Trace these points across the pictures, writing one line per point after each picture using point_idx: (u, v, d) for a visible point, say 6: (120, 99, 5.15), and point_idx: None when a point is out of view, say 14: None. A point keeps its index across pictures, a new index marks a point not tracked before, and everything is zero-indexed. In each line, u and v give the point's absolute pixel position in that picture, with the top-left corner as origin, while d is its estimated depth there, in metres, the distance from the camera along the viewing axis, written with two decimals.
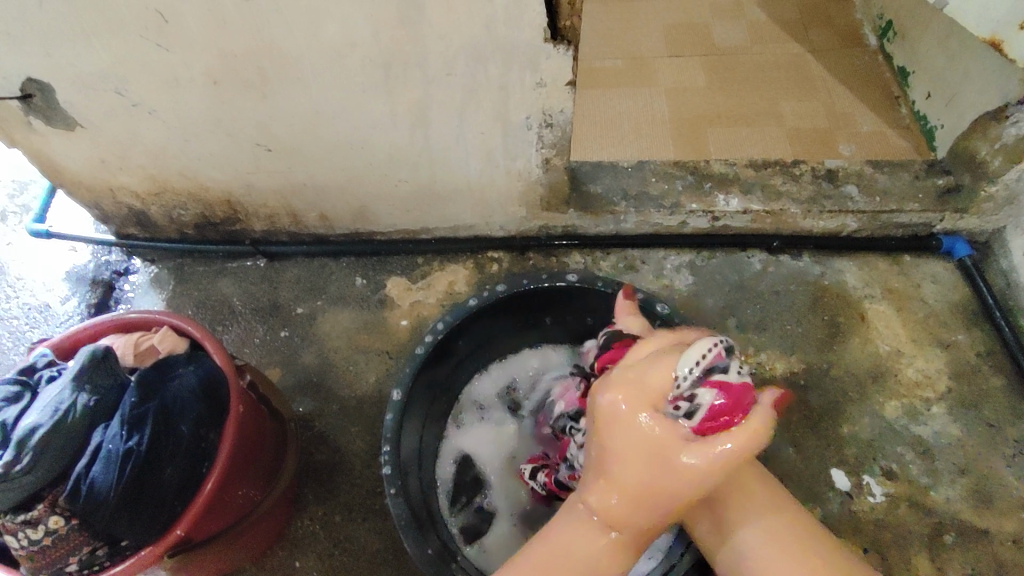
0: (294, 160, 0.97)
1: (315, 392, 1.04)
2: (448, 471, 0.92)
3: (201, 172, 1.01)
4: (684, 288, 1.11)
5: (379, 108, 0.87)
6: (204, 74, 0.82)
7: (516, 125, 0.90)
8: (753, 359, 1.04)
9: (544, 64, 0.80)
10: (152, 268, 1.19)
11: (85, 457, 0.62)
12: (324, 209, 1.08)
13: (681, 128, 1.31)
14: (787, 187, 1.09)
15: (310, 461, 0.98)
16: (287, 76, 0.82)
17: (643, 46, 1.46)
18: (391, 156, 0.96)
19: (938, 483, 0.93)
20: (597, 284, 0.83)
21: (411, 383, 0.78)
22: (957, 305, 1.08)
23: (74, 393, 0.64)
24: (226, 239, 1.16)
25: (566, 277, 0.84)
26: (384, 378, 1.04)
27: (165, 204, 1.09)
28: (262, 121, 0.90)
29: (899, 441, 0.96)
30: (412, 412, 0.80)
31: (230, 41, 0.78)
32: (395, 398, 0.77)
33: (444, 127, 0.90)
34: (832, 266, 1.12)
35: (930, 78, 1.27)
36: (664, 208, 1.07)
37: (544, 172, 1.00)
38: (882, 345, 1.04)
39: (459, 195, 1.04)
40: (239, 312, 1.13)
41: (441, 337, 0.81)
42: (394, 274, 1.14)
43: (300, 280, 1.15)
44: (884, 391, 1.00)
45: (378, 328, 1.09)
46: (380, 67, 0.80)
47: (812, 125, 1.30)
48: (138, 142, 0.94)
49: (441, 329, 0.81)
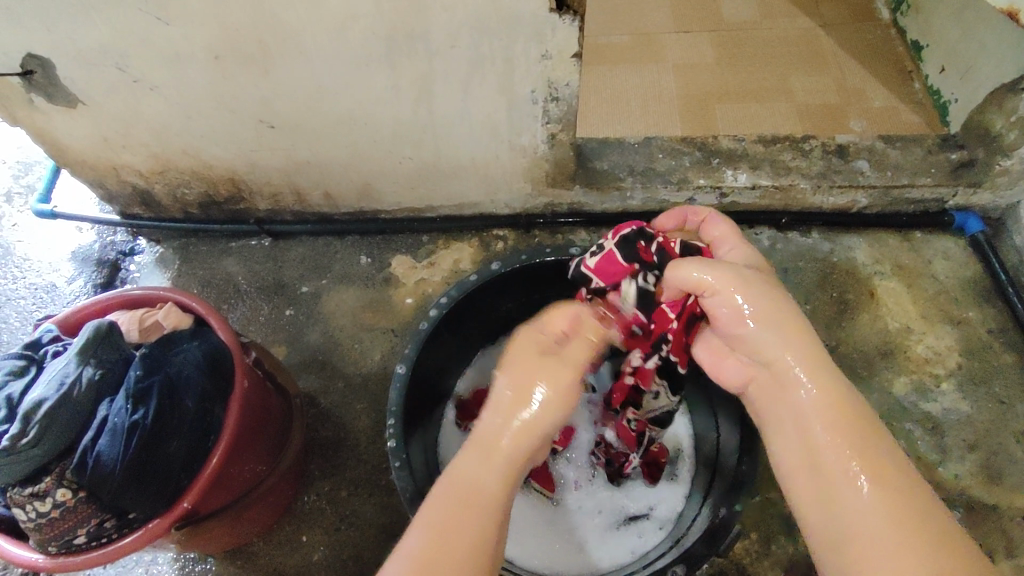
0: (297, 137, 0.96)
1: (321, 370, 1.04)
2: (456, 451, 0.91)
3: (204, 150, 1.00)
4: None
5: (382, 83, 0.86)
6: (205, 49, 0.81)
7: (521, 100, 0.89)
8: None
9: (550, 35, 0.78)
10: (157, 247, 1.19)
11: (91, 430, 0.62)
12: (328, 187, 1.08)
13: (689, 104, 1.29)
14: (796, 162, 1.07)
15: (317, 437, 0.98)
16: (289, 51, 0.81)
17: (651, 21, 1.43)
18: (395, 133, 0.95)
19: (946, 460, 0.92)
20: None
21: (416, 358, 0.78)
22: (969, 281, 1.06)
23: (79, 367, 0.64)
24: (230, 218, 1.16)
25: (569, 252, 0.83)
26: (389, 356, 1.04)
27: (169, 183, 1.08)
28: (264, 97, 0.89)
29: (908, 418, 0.95)
30: (417, 386, 0.80)
31: (231, 14, 0.76)
32: (400, 372, 0.77)
33: (448, 102, 0.89)
34: (841, 242, 1.10)
35: (944, 51, 1.24)
36: (671, 183, 1.06)
37: (549, 148, 0.98)
38: (892, 322, 1.03)
39: (464, 172, 1.03)
40: (244, 291, 1.13)
41: (446, 311, 0.80)
42: (399, 252, 1.14)
43: (305, 259, 1.14)
44: (893, 367, 0.99)
45: (383, 306, 1.09)
46: (383, 41, 0.79)
47: (823, 100, 1.28)
48: (140, 120, 0.94)
49: (445, 303, 0.80)
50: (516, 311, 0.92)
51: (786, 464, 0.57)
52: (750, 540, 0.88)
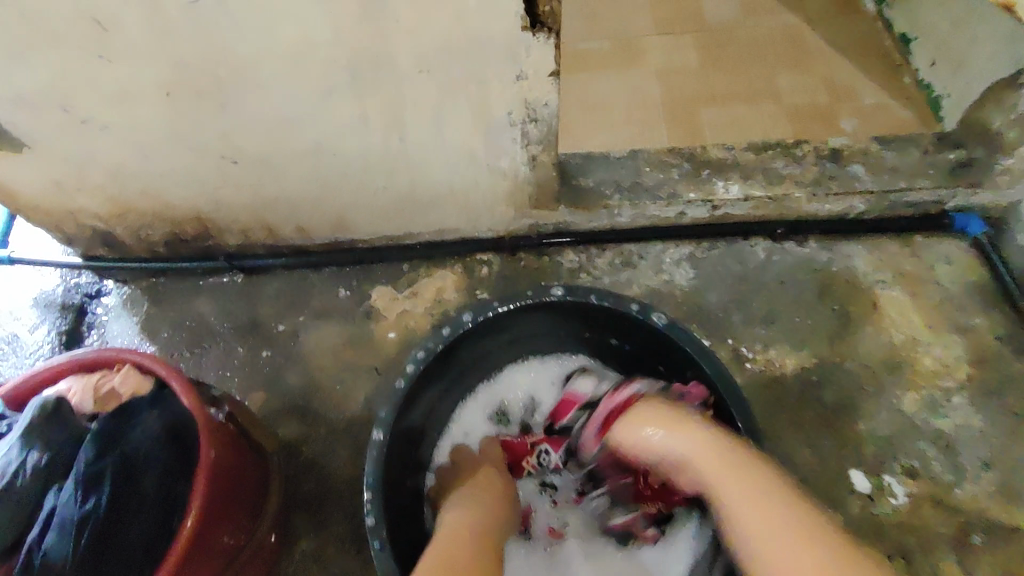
0: (262, 172, 0.91)
1: (301, 416, 0.98)
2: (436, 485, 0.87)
3: (165, 189, 0.94)
4: (686, 282, 1.05)
5: (348, 113, 0.80)
6: (155, 86, 0.75)
7: (498, 123, 0.84)
8: (761, 357, 0.98)
9: (524, 55, 0.73)
10: (125, 288, 1.14)
11: (38, 524, 0.57)
12: (300, 221, 1.02)
13: (674, 110, 1.24)
14: (789, 170, 1.03)
15: (299, 490, 0.92)
16: (244, 84, 0.76)
17: (630, 25, 1.38)
18: (366, 163, 0.89)
19: (962, 480, 0.88)
20: (588, 299, 0.77)
21: (393, 422, 0.72)
22: (974, 286, 1.02)
23: (22, 453, 0.59)
24: (199, 256, 1.10)
25: (552, 294, 0.78)
26: (373, 397, 0.99)
27: (130, 224, 1.02)
28: (223, 133, 0.83)
29: (919, 437, 0.91)
30: (395, 450, 0.74)
31: (179, 47, 0.70)
32: (377, 437, 0.70)
33: (419, 129, 0.84)
34: (839, 251, 1.06)
35: (934, 44, 1.20)
36: (660, 199, 1.01)
37: (531, 171, 0.93)
38: (896, 334, 0.98)
39: (442, 199, 0.98)
40: (217, 333, 1.07)
41: (424, 365, 0.75)
42: (379, 283, 1.08)
43: (280, 295, 1.09)
44: (901, 383, 0.95)
45: (364, 343, 1.03)
46: (344, 69, 0.73)
47: (812, 101, 1.23)
48: (93, 162, 0.88)
49: (422, 357, 0.75)
50: (497, 353, 0.88)
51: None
52: None
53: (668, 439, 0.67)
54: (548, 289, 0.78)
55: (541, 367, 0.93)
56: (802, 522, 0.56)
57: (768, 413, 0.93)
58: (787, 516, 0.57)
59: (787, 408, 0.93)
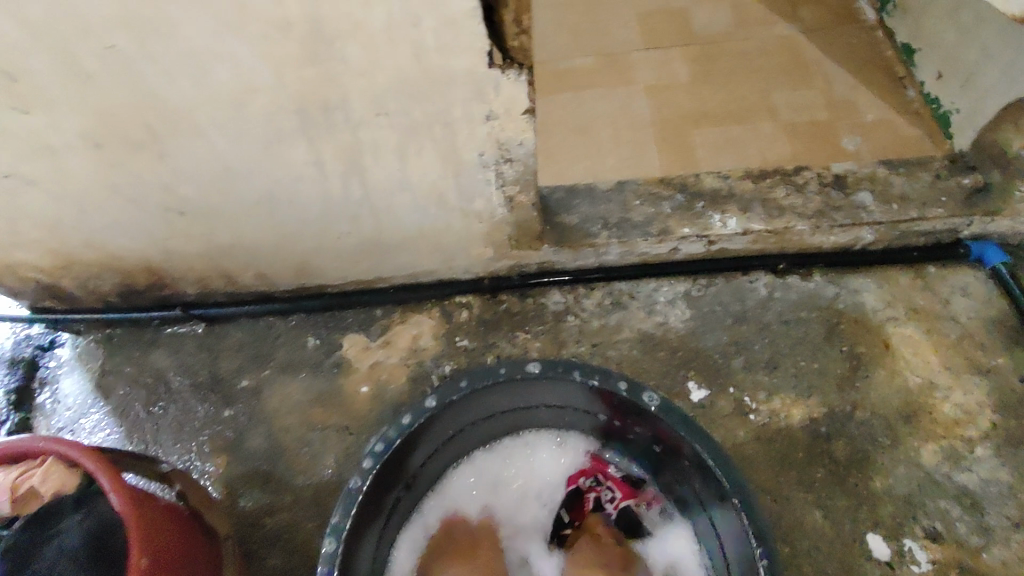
0: (214, 221, 0.83)
1: (264, 483, 0.89)
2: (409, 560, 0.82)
3: (108, 241, 0.86)
4: (681, 324, 0.97)
5: (300, 158, 0.72)
6: (81, 136, 0.68)
7: (468, 165, 0.76)
8: (767, 405, 0.89)
9: (492, 94, 0.65)
10: (78, 340, 1.05)
11: None
12: (261, 268, 0.94)
13: (665, 131, 1.15)
14: (790, 201, 0.95)
15: (262, 568, 0.84)
16: (181, 130, 0.68)
17: (617, 40, 1.30)
18: (326, 209, 0.81)
19: (990, 543, 0.79)
20: (569, 374, 0.73)
21: (348, 527, 0.67)
22: (994, 321, 0.94)
23: None
24: (157, 305, 1.02)
25: (528, 369, 0.73)
26: (343, 460, 0.90)
27: (77, 276, 0.94)
28: (164, 183, 0.75)
29: (942, 495, 0.82)
30: (355, 549, 0.69)
31: (106, 96, 0.63)
32: (329, 548, 0.65)
33: (382, 174, 0.76)
34: (847, 285, 0.98)
35: (941, 57, 1.12)
36: (651, 235, 0.93)
37: (508, 212, 0.85)
38: (911, 377, 0.90)
39: (414, 242, 0.90)
40: (176, 389, 0.99)
41: (382, 459, 0.70)
42: (350, 331, 1.00)
43: (243, 346, 1.00)
44: (919, 433, 0.87)
45: (334, 398, 0.95)
46: (292, 113, 0.66)
47: (811, 118, 1.15)
48: (25, 216, 0.80)
49: (380, 450, 0.70)
50: (474, 427, 0.82)
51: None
52: None
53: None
54: (524, 363, 0.73)
55: (536, 436, 0.89)
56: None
57: (775, 471, 0.84)
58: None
59: (796, 464, 0.85)
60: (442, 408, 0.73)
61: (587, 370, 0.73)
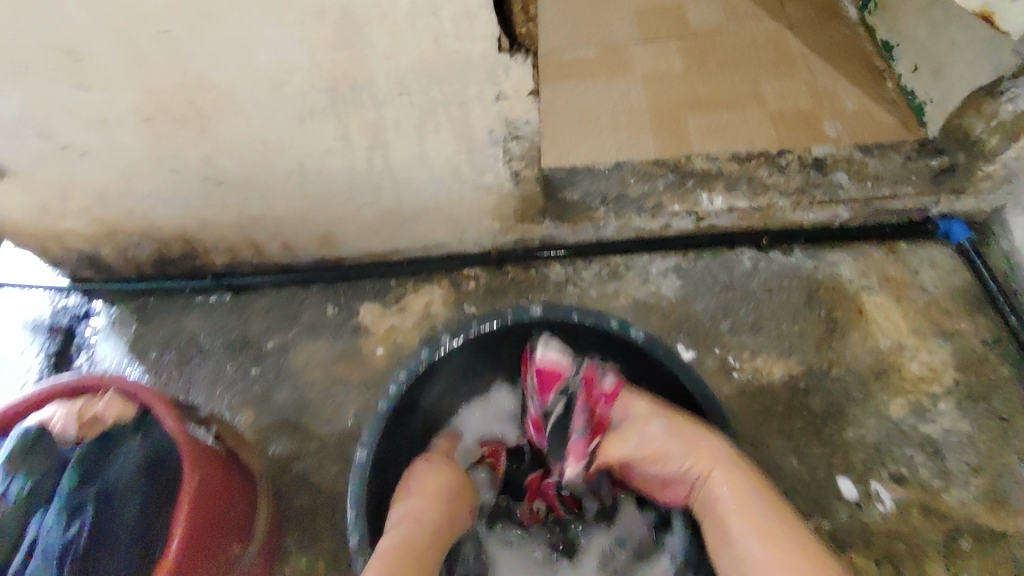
0: (248, 192, 0.91)
1: (291, 432, 0.98)
2: None
3: (150, 211, 0.94)
4: (673, 292, 1.05)
5: (329, 133, 0.80)
6: (133, 113, 0.75)
7: (480, 141, 0.84)
8: (749, 364, 0.98)
9: (503, 75, 0.73)
10: (113, 309, 1.14)
11: (21, 553, 0.57)
12: (287, 238, 1.02)
13: (660, 118, 1.24)
14: (773, 180, 1.04)
15: (291, 506, 0.93)
16: (223, 108, 0.75)
17: (615, 34, 1.39)
18: (350, 181, 0.90)
19: (950, 485, 0.87)
20: (568, 315, 0.80)
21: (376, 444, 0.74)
22: (959, 291, 1.03)
23: (8, 479, 0.60)
24: (188, 274, 1.11)
25: (531, 312, 0.81)
26: (363, 411, 0.99)
27: (117, 245, 1.02)
28: (205, 156, 0.83)
29: (907, 443, 0.91)
30: (381, 469, 0.77)
31: (157, 76, 0.70)
32: (360, 460, 0.73)
33: (402, 148, 0.84)
34: (825, 258, 1.06)
35: (916, 49, 1.21)
36: (645, 210, 1.02)
37: (515, 186, 0.93)
38: (882, 339, 0.99)
39: (428, 214, 0.98)
40: (207, 351, 1.07)
41: (406, 387, 0.78)
42: (367, 300, 1.08)
43: (269, 312, 1.09)
44: (888, 388, 0.95)
45: (354, 358, 1.04)
46: (323, 92, 0.74)
47: (796, 106, 1.24)
48: (77, 187, 0.88)
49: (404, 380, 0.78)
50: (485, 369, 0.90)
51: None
52: None
53: (657, 436, 0.73)
54: (528, 307, 0.81)
55: None
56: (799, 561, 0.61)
57: (756, 421, 0.94)
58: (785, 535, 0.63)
59: (774, 416, 0.94)
60: (456, 348, 0.81)
61: (585, 314, 0.80)
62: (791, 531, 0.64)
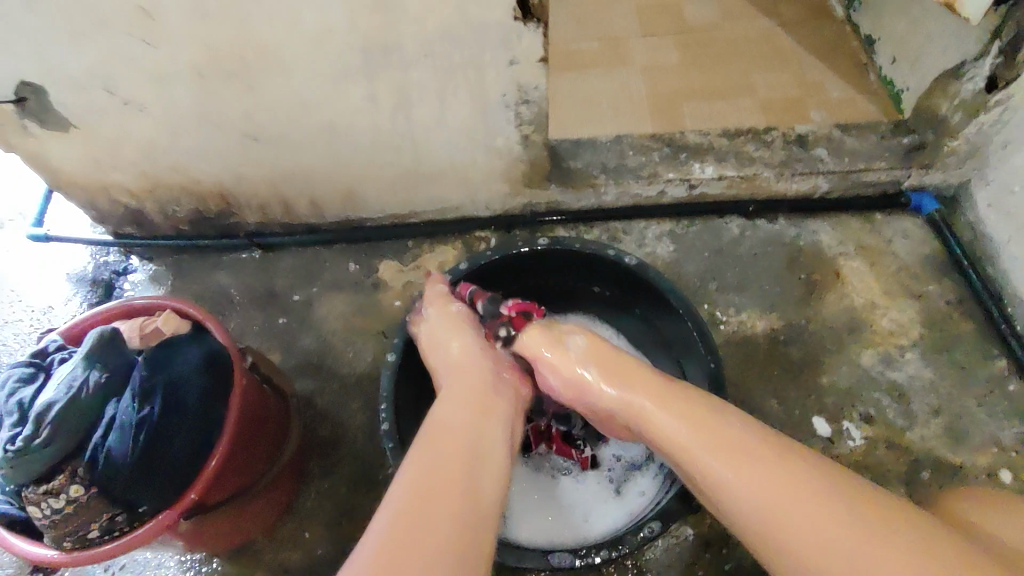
0: (283, 149, 1.01)
1: (315, 373, 1.07)
2: None
3: (192, 166, 1.04)
4: (666, 255, 1.15)
5: (360, 93, 0.90)
6: (190, 68, 0.86)
7: (493, 104, 0.94)
8: (735, 319, 1.08)
9: (516, 42, 0.83)
10: (150, 265, 1.22)
11: (102, 428, 0.67)
12: (314, 197, 1.12)
13: (657, 102, 1.34)
14: (759, 153, 1.13)
15: (314, 437, 1.01)
16: (269, 65, 0.86)
17: (617, 27, 1.49)
18: (376, 140, 1.00)
19: (913, 424, 0.98)
20: (567, 244, 0.89)
21: (403, 348, 0.84)
22: (928, 257, 1.12)
23: (85, 371, 0.69)
24: (221, 233, 1.20)
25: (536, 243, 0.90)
26: (381, 356, 1.08)
27: (159, 200, 1.12)
28: (249, 112, 0.93)
29: (876, 388, 1.00)
30: (408, 377, 0.86)
31: (214, 34, 0.81)
32: (390, 359, 0.82)
33: (425, 109, 0.94)
34: (807, 227, 1.16)
35: (895, 42, 1.31)
36: (642, 178, 1.12)
37: (523, 149, 1.03)
38: (857, 298, 1.08)
39: (443, 175, 1.08)
40: (237, 301, 1.16)
41: (431, 302, 0.87)
42: (386, 258, 1.18)
43: (295, 268, 1.18)
44: (860, 341, 1.05)
45: (373, 309, 1.13)
46: (358, 54, 0.84)
47: (784, 94, 1.34)
48: (131, 140, 0.98)
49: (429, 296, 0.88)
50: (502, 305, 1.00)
51: (791, 550, 0.55)
52: None
53: (611, 385, 0.74)
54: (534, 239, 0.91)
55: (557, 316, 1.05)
56: (742, 437, 0.62)
57: (740, 368, 1.03)
58: (704, 415, 0.65)
59: (756, 363, 1.03)
60: (471, 271, 0.91)
61: (587, 245, 0.89)
62: (711, 413, 0.65)
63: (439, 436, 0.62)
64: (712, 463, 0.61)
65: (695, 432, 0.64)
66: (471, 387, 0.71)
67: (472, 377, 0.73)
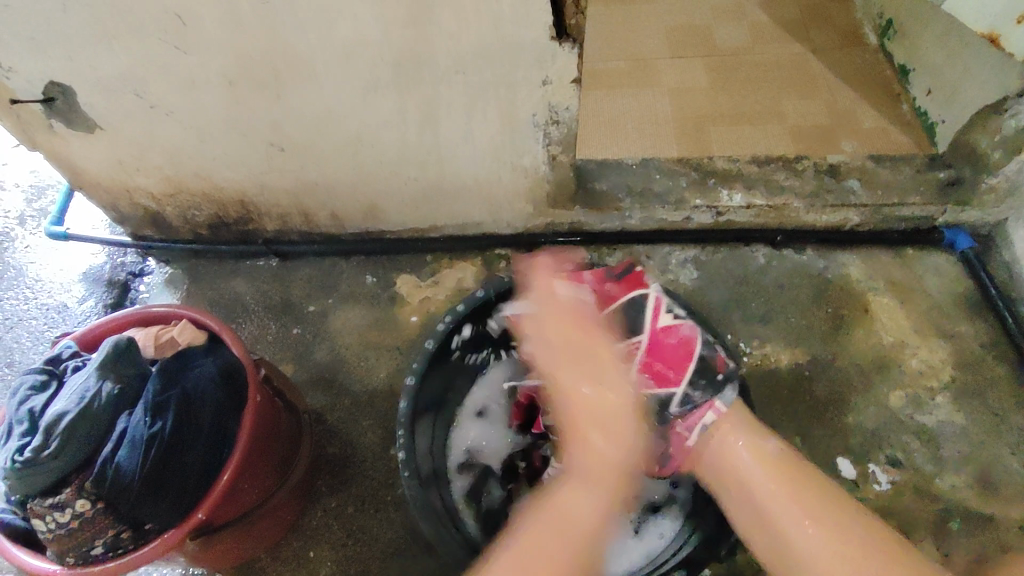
0: (306, 160, 1.00)
1: (327, 387, 1.06)
2: (467, 432, 0.94)
3: (215, 173, 1.03)
4: (690, 282, 1.12)
5: (388, 106, 0.89)
6: (220, 76, 0.85)
7: (523, 123, 0.92)
8: (758, 351, 1.05)
9: (550, 62, 0.82)
10: (167, 268, 1.21)
11: (111, 442, 0.66)
12: (335, 209, 1.11)
13: (684, 126, 1.31)
14: (789, 182, 1.11)
15: (323, 453, 1.00)
16: (299, 76, 0.85)
17: (646, 47, 1.47)
18: (400, 156, 0.98)
19: (943, 471, 0.94)
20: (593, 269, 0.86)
21: (424, 372, 0.81)
22: (961, 296, 1.09)
23: (99, 381, 0.68)
24: (239, 239, 1.19)
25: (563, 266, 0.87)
26: (395, 373, 1.06)
27: (180, 205, 1.11)
28: (276, 122, 0.92)
29: (904, 431, 0.97)
30: (425, 399, 0.82)
31: (245, 41, 0.80)
32: (409, 384, 0.79)
33: (453, 126, 0.93)
34: (835, 259, 1.13)
35: (930, 75, 1.26)
36: (668, 204, 1.09)
37: (550, 169, 1.02)
38: (886, 336, 1.05)
39: (467, 192, 1.06)
40: (251, 309, 1.15)
41: (452, 328, 0.84)
42: (403, 272, 1.17)
43: (311, 278, 1.17)
44: (889, 381, 1.01)
45: (388, 324, 1.11)
46: (389, 66, 0.82)
47: (815, 122, 1.30)
48: (155, 144, 0.97)
49: (451, 320, 0.84)
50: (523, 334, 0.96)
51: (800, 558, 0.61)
52: (752, 552, 0.89)
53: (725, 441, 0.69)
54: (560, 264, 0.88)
55: None
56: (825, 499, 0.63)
57: (763, 403, 1.00)
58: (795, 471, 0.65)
59: (780, 399, 1.00)
60: (490, 298, 0.86)
61: None
62: (813, 481, 0.65)
63: (557, 506, 0.64)
64: (791, 512, 0.63)
65: (788, 485, 0.64)
66: (587, 440, 0.68)
67: (598, 441, 0.67)
